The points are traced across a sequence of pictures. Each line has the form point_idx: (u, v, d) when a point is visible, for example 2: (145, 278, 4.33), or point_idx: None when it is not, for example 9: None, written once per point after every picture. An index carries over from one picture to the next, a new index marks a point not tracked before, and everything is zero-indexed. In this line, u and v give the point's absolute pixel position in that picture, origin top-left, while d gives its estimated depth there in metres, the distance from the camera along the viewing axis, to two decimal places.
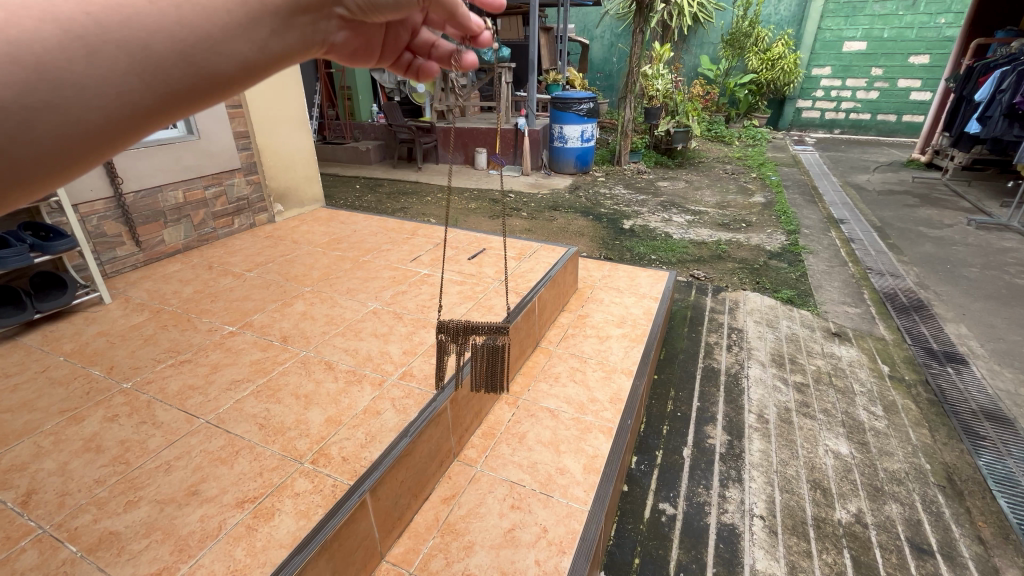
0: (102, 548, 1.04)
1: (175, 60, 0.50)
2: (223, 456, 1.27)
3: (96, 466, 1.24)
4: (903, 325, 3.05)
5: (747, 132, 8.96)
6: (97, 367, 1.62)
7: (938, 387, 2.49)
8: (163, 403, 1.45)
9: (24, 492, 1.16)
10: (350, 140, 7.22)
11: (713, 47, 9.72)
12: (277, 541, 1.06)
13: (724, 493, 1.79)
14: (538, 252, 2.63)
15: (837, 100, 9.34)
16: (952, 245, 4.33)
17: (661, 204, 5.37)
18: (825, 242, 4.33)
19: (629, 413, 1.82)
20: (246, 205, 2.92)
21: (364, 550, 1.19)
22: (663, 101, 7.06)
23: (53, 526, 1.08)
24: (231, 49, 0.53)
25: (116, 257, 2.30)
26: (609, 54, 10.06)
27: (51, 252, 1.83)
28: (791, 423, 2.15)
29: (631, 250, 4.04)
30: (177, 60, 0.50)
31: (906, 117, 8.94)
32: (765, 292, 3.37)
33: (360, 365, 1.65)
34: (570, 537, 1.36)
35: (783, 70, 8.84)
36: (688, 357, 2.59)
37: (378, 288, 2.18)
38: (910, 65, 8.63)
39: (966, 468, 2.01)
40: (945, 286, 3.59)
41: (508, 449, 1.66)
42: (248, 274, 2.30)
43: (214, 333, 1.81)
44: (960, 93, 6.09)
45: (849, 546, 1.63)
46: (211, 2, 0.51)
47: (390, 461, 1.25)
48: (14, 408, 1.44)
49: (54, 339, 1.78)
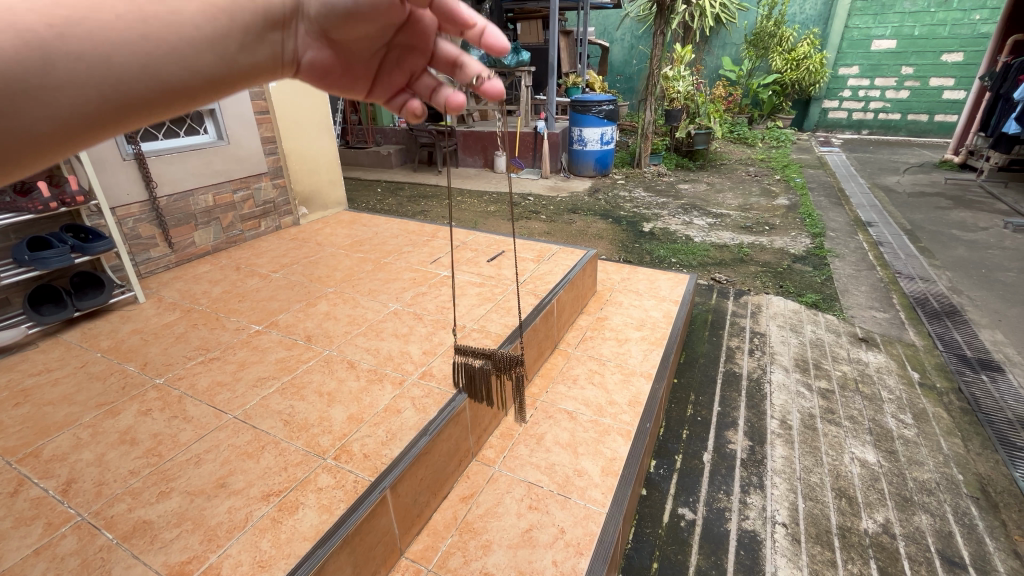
0: (136, 536, 1.08)
1: (107, 83, 0.49)
2: (249, 450, 1.31)
3: (131, 458, 1.29)
4: (934, 331, 2.96)
5: (771, 133, 8.80)
6: (132, 363, 1.69)
7: (972, 395, 2.41)
8: (193, 398, 1.51)
9: (64, 481, 1.22)
10: (372, 144, 7.34)
11: (736, 48, 9.59)
12: (301, 534, 1.09)
13: (745, 499, 1.76)
14: (557, 255, 2.63)
15: (865, 100, 9.12)
16: (988, 248, 4.18)
17: (682, 206, 5.32)
18: (852, 245, 4.23)
19: (648, 417, 1.80)
20: (272, 208, 3.00)
21: (384, 545, 1.22)
22: (685, 103, 6.97)
23: (91, 514, 1.13)
24: (197, 65, 0.54)
25: (150, 259, 2.39)
26: (629, 56, 10.03)
27: (91, 252, 1.91)
28: (814, 429, 2.11)
29: (651, 253, 4.02)
30: (136, 69, 0.50)
31: (938, 117, 8.68)
32: (789, 296, 3.32)
33: (381, 364, 1.67)
34: (588, 539, 1.36)
35: (808, 70, 8.67)
36: (709, 361, 2.56)
37: (399, 289, 2.21)
38: (943, 63, 8.37)
39: (1001, 479, 1.94)
40: (979, 291, 3.47)
41: (525, 450, 1.66)
42: (274, 275, 2.37)
43: (241, 332, 1.87)
44: (997, 91, 5.88)
45: (875, 556, 1.59)
46: (176, 15, 0.52)
47: (409, 459, 1.27)
48: (54, 402, 1.50)
49: (92, 336, 1.86)
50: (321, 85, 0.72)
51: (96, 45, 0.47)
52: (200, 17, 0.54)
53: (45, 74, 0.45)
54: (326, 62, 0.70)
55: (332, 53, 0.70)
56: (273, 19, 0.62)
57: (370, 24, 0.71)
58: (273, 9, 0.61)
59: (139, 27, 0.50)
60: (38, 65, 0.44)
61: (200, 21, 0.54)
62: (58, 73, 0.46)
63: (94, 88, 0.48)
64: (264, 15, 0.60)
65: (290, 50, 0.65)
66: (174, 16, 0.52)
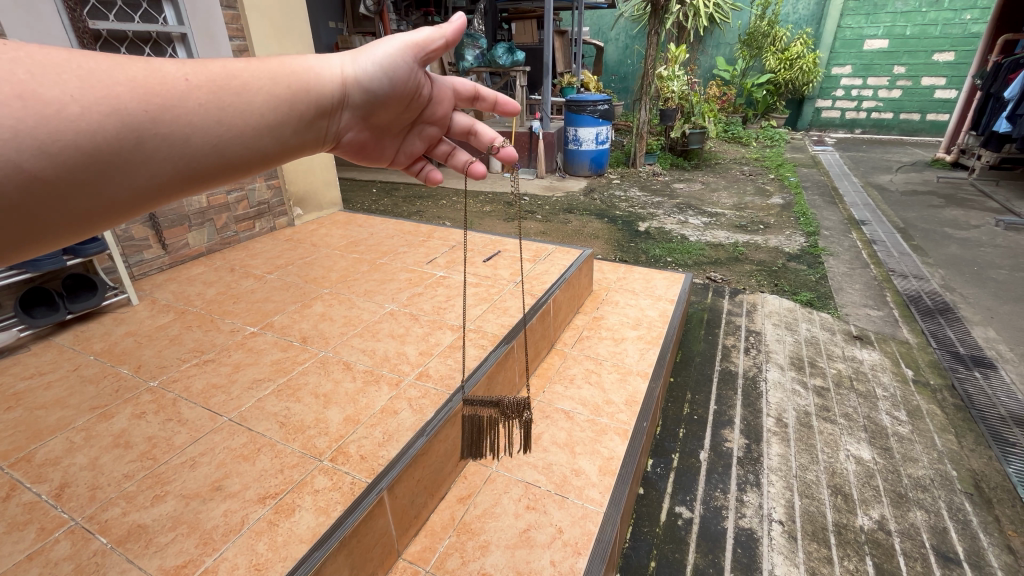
0: (131, 541, 1.07)
1: (181, 160, 0.64)
2: (245, 452, 1.31)
3: (126, 461, 1.28)
4: (927, 328, 2.98)
5: (765, 132, 8.84)
6: (126, 366, 1.67)
7: (965, 392, 2.43)
8: (188, 400, 1.50)
9: (57, 485, 1.21)
10: None
11: (730, 47, 9.63)
12: (298, 536, 1.08)
13: (742, 497, 1.77)
14: (553, 255, 2.63)
15: (858, 99, 9.18)
16: (979, 246, 4.22)
17: (677, 206, 5.34)
18: (846, 243, 4.25)
19: (645, 416, 1.80)
20: (267, 209, 2.98)
21: (382, 547, 1.22)
22: (679, 103, 6.99)
23: (85, 518, 1.12)
24: (250, 142, 0.72)
25: (143, 260, 2.37)
26: (624, 56, 10.05)
27: (83, 254, 1.90)
28: (810, 427, 2.12)
29: (647, 252, 4.03)
30: (206, 148, 0.66)
31: (930, 116, 8.76)
32: (784, 294, 3.33)
33: (377, 365, 1.67)
34: (586, 539, 1.36)
35: (802, 69, 8.72)
36: (705, 360, 2.57)
37: (395, 290, 2.21)
38: (934, 63, 8.45)
39: (994, 475, 1.95)
40: (971, 288, 3.50)
41: (523, 450, 1.66)
42: (269, 276, 2.35)
43: (236, 333, 1.86)
44: (988, 90, 5.93)
45: (871, 553, 1.60)
46: (244, 105, 0.70)
47: (406, 460, 1.27)
48: (47, 405, 1.49)
49: (85, 339, 1.85)
50: (357, 153, 1.05)
51: (184, 131, 0.63)
52: (265, 109, 0.72)
53: (136, 151, 0.60)
54: (363, 138, 1.01)
55: (367, 131, 1.00)
56: (321, 110, 0.84)
57: (395, 108, 1.01)
58: (320, 101, 0.83)
59: (214, 117, 0.66)
60: (132, 142, 0.59)
61: (263, 112, 0.72)
62: (151, 152, 0.61)
63: (172, 163, 0.63)
64: (313, 106, 0.81)
65: (326, 129, 0.88)
66: (242, 108, 0.70)
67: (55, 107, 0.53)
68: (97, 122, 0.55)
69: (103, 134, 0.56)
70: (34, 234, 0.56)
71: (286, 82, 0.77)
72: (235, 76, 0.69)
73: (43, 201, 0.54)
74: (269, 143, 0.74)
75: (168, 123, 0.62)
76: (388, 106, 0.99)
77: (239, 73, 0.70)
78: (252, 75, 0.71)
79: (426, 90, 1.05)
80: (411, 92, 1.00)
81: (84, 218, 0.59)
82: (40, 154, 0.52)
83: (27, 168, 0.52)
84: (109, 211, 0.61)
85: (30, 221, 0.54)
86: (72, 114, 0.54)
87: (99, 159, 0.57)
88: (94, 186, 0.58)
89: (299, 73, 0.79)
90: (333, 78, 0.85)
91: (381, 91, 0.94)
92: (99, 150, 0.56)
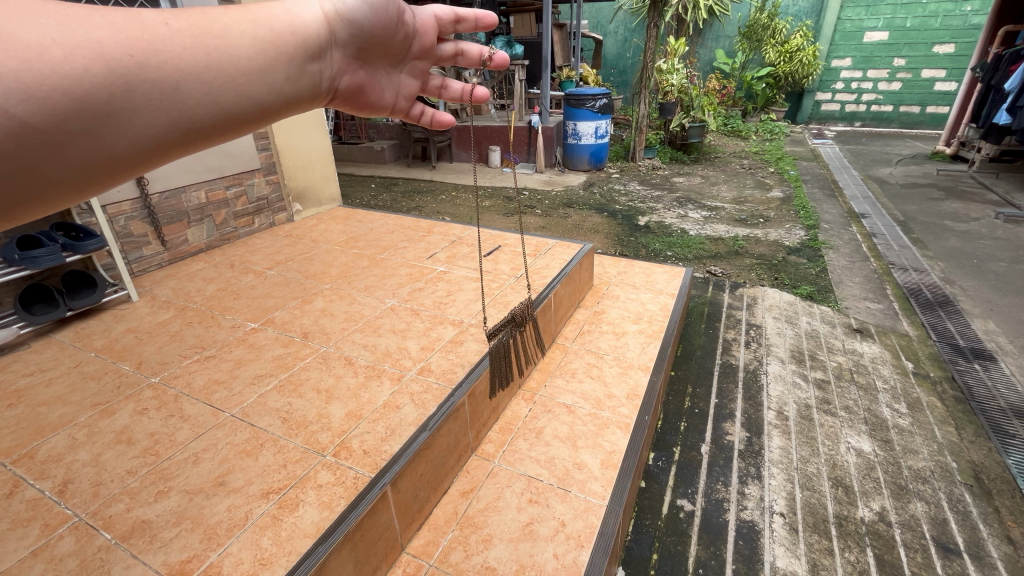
0: (135, 536, 1.07)
1: (174, 108, 0.59)
2: (248, 448, 1.31)
3: (128, 457, 1.28)
4: (928, 321, 2.99)
5: (765, 126, 8.81)
6: (127, 363, 1.67)
7: (965, 384, 2.44)
8: (190, 397, 1.50)
9: (60, 481, 1.21)
10: (364, 140, 7.29)
11: (729, 40, 9.57)
12: (302, 531, 1.09)
13: (743, 489, 1.78)
14: (554, 249, 2.62)
15: (858, 92, 9.15)
16: (979, 239, 4.22)
17: (676, 199, 5.33)
18: (846, 236, 4.25)
19: (647, 409, 1.81)
20: (266, 205, 2.97)
21: (385, 541, 1.22)
22: (679, 96, 6.96)
23: (88, 514, 1.12)
24: (246, 91, 0.66)
25: (142, 257, 2.36)
26: (623, 49, 10.00)
27: (82, 251, 1.89)
28: (811, 420, 2.12)
29: (647, 247, 4.02)
30: (197, 97, 0.61)
31: (930, 108, 8.74)
32: (784, 288, 3.33)
33: (379, 361, 1.67)
34: (588, 532, 1.37)
35: (801, 62, 8.68)
36: (705, 353, 2.57)
37: (396, 285, 2.20)
38: (934, 55, 8.41)
39: (994, 466, 1.96)
40: (971, 280, 3.50)
41: (525, 443, 1.67)
42: (269, 272, 2.35)
43: (237, 329, 1.85)
44: (988, 82, 5.91)
45: (872, 544, 1.61)
46: (231, 49, 0.64)
47: (409, 454, 1.27)
48: (49, 402, 1.49)
49: (85, 336, 1.84)
50: (356, 105, 0.93)
51: (171, 76, 0.58)
52: (252, 53, 0.66)
53: (126, 100, 0.55)
54: (360, 80, 0.87)
55: (363, 72, 0.88)
56: (311, 52, 0.75)
57: (380, 47, 0.90)
58: (308, 43, 0.74)
59: (200, 60, 0.60)
60: (121, 92, 0.55)
61: (247, 54, 0.66)
62: (139, 98, 0.56)
63: (164, 110, 0.59)
64: (300, 44, 0.72)
65: (321, 76, 0.78)
66: (228, 52, 0.64)
67: (36, 51, 0.49)
68: (82, 68, 0.52)
69: (90, 80, 0.52)
70: (37, 192, 0.53)
71: (265, 22, 0.69)
72: (217, 19, 0.63)
73: (37, 152, 0.51)
74: (265, 90, 0.68)
75: (152, 67, 0.57)
76: (376, 43, 0.88)
77: (221, 16, 0.64)
78: (235, 17, 0.65)
79: (412, 15, 0.92)
80: (395, 19, 0.88)
81: (85, 172, 0.55)
82: (29, 102, 0.49)
83: (16, 116, 0.48)
84: (106, 165, 0.57)
85: (29, 176, 0.51)
86: (54, 58, 0.50)
87: (89, 110, 0.53)
88: (88, 137, 0.54)
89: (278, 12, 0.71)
90: (317, 19, 0.76)
91: (366, 22, 0.83)
92: (89, 96, 0.52)
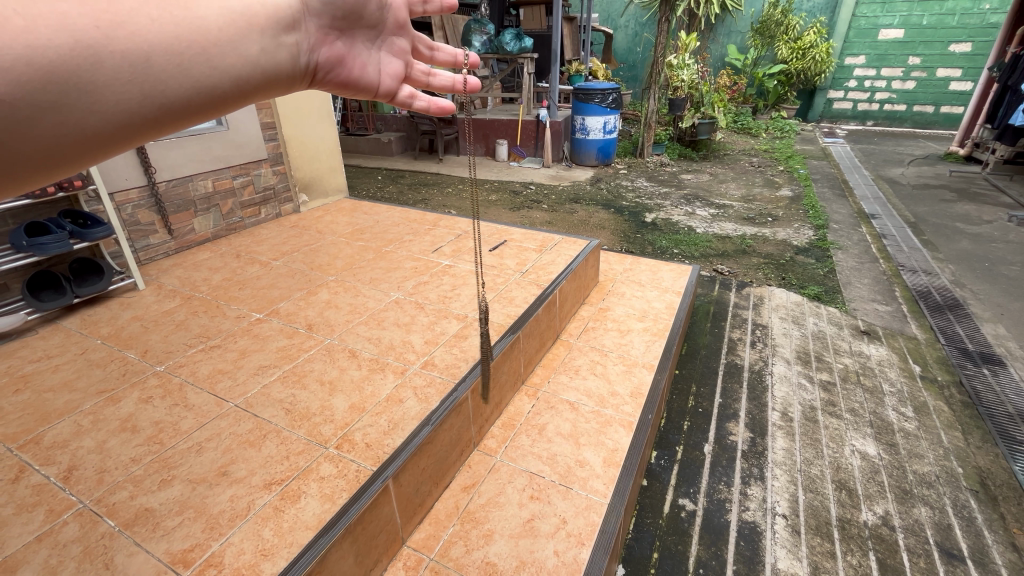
0: (138, 524, 1.08)
1: (148, 80, 0.55)
2: (251, 438, 1.31)
3: (132, 445, 1.29)
4: (936, 324, 2.95)
5: (775, 123, 8.70)
6: (133, 351, 1.68)
7: (973, 389, 2.41)
8: (194, 386, 1.50)
9: (65, 468, 1.22)
10: (372, 132, 7.30)
11: (742, 36, 9.46)
12: (303, 523, 1.09)
13: (745, 490, 1.77)
14: (560, 245, 2.61)
15: (871, 90, 9.02)
16: (991, 242, 4.16)
17: (684, 196, 5.29)
18: (856, 237, 4.21)
19: (650, 408, 1.80)
20: (273, 195, 2.97)
21: (386, 534, 1.22)
22: (689, 92, 6.90)
23: (93, 501, 1.13)
24: (220, 63, 0.60)
25: (149, 245, 2.37)
26: (633, 44, 9.91)
27: (89, 239, 1.90)
28: (816, 422, 2.11)
29: (653, 244, 4.00)
30: (170, 69, 0.56)
31: (944, 108, 8.61)
32: (791, 288, 3.30)
33: (382, 354, 1.66)
34: (589, 530, 1.36)
35: (814, 59, 8.58)
36: (711, 353, 2.55)
37: (400, 278, 2.19)
38: (950, 54, 8.27)
39: (1000, 472, 1.94)
40: (983, 284, 3.46)
41: (528, 440, 1.66)
42: (274, 263, 2.35)
43: (242, 320, 1.86)
44: (1005, 82, 5.81)
45: (874, 548, 1.60)
46: (200, 23, 0.59)
47: (410, 449, 1.27)
48: (55, 388, 1.50)
49: (92, 323, 1.85)
50: (347, 89, 0.84)
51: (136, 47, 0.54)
52: (223, 25, 0.61)
53: (95, 71, 0.51)
54: (346, 64, 0.81)
55: (346, 54, 0.81)
56: (283, 28, 0.69)
57: (363, 21, 0.83)
58: (277, 14, 0.68)
59: (169, 32, 0.56)
60: (90, 62, 0.51)
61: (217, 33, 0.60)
62: (105, 71, 0.52)
63: (135, 83, 0.54)
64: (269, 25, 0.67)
65: (299, 53, 0.72)
66: (199, 29, 0.59)
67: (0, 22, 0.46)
68: (47, 39, 0.48)
69: (55, 50, 0.49)
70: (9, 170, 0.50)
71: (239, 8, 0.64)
72: None
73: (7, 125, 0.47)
74: (244, 62, 0.63)
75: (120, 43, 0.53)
76: (357, 18, 0.82)
77: None
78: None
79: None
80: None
81: (55, 147, 0.52)
82: None
83: None
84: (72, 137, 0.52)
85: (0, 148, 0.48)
86: (19, 27, 0.47)
87: (55, 82, 0.49)
88: (56, 112, 0.50)
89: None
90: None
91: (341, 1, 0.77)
92: (56, 66, 0.49)
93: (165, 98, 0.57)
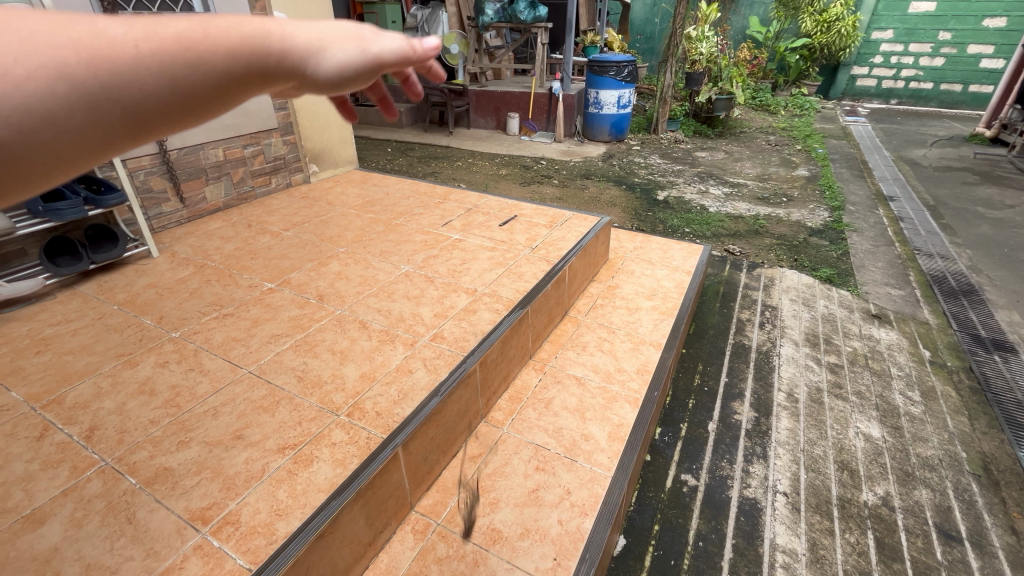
0: (158, 482, 1.12)
1: (131, 106, 0.45)
2: (265, 404, 1.34)
3: (150, 408, 1.32)
4: (949, 310, 2.92)
5: (795, 101, 8.46)
6: (148, 317, 1.71)
7: (982, 375, 2.39)
8: (209, 352, 1.53)
9: (88, 427, 1.26)
10: None
11: (765, 7, 9.11)
12: (316, 486, 1.12)
13: (748, 468, 1.79)
14: (571, 221, 2.59)
15: (897, 67, 8.70)
16: (1012, 227, 4.06)
17: (698, 174, 5.20)
18: (872, 220, 4.13)
19: (656, 385, 1.82)
20: (283, 165, 2.96)
21: (395, 499, 1.26)
22: (707, 66, 6.70)
23: (114, 460, 1.17)
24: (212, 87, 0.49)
25: (162, 213, 2.38)
26: (651, 14, 9.60)
27: (103, 205, 1.91)
28: (821, 403, 2.12)
29: (664, 222, 3.95)
30: (158, 99, 0.46)
31: (973, 88, 8.28)
32: (803, 270, 3.27)
33: (392, 326, 1.68)
34: (593, 501, 1.40)
35: (839, 34, 8.28)
36: (718, 333, 2.55)
37: (410, 251, 2.20)
38: (984, 30, 7.92)
39: (1004, 458, 1.95)
40: (1000, 270, 3.40)
41: (534, 413, 1.69)
42: (285, 233, 2.36)
43: (254, 289, 1.88)
44: None
45: (873, 527, 1.62)
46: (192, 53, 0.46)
47: (420, 418, 1.30)
48: (75, 351, 1.54)
49: (108, 289, 1.88)
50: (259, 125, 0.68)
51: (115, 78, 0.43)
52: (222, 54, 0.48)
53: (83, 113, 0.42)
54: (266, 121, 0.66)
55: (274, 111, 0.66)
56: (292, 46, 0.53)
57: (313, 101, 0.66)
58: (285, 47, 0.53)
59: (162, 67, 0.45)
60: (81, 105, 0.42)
61: (224, 74, 0.48)
62: (77, 112, 0.42)
63: (110, 112, 0.44)
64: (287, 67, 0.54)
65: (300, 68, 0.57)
66: (201, 71, 0.47)
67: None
68: (44, 86, 0.40)
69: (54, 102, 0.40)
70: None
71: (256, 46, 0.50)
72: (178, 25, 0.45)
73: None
74: (239, 85, 0.51)
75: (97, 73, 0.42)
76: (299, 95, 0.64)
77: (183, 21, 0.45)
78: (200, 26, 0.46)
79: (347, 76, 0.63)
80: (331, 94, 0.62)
81: (49, 174, 0.44)
82: None
83: None
84: (13, 175, 0.42)
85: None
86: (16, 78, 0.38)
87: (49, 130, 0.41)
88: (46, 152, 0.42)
89: (281, 35, 0.51)
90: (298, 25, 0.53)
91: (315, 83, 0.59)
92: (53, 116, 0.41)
93: (159, 118, 0.47)
